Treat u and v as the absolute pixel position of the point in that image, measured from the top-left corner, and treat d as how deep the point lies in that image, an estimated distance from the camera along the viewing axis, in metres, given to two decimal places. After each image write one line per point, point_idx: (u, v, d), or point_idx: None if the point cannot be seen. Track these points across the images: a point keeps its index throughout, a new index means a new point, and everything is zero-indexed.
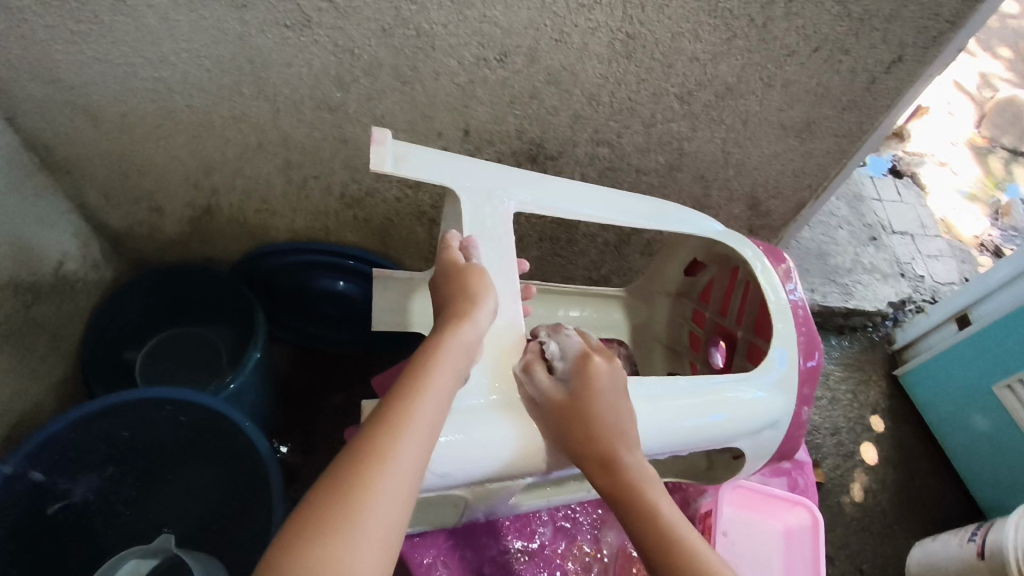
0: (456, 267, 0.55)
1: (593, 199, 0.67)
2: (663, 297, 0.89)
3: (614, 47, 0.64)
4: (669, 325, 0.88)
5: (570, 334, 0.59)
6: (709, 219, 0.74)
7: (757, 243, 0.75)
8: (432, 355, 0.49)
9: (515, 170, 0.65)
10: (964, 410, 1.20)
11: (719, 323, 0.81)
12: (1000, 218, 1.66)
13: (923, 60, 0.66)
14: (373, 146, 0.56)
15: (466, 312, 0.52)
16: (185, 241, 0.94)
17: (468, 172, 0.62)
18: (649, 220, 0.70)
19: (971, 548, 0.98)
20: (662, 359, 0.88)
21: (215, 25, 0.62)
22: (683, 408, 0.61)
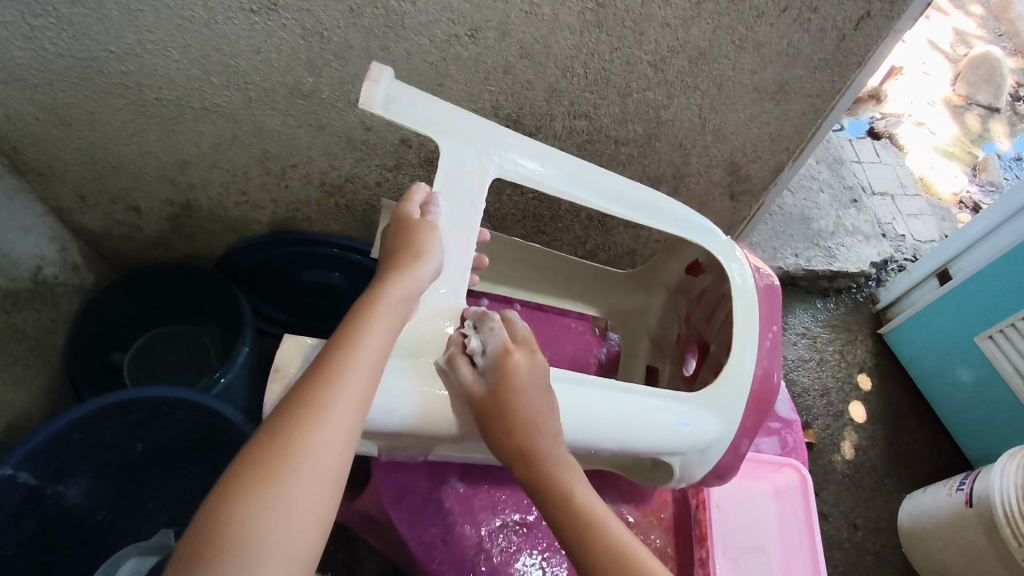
0: (411, 221, 0.55)
1: (572, 177, 0.66)
2: (661, 289, 0.83)
3: (584, 16, 0.63)
4: (660, 318, 0.82)
5: (494, 325, 0.54)
6: (698, 217, 0.71)
7: (745, 252, 0.71)
8: (370, 311, 0.48)
9: (503, 129, 0.64)
10: (948, 363, 1.22)
11: (700, 332, 0.75)
12: (977, 174, 1.68)
13: (890, 15, 0.66)
14: (367, 82, 0.56)
15: (409, 269, 0.52)
16: (164, 239, 0.93)
17: (453, 125, 0.60)
18: (633, 212, 0.68)
19: (959, 497, 1.00)
20: (645, 351, 0.83)
21: (179, 13, 0.61)
22: (611, 404, 0.58)
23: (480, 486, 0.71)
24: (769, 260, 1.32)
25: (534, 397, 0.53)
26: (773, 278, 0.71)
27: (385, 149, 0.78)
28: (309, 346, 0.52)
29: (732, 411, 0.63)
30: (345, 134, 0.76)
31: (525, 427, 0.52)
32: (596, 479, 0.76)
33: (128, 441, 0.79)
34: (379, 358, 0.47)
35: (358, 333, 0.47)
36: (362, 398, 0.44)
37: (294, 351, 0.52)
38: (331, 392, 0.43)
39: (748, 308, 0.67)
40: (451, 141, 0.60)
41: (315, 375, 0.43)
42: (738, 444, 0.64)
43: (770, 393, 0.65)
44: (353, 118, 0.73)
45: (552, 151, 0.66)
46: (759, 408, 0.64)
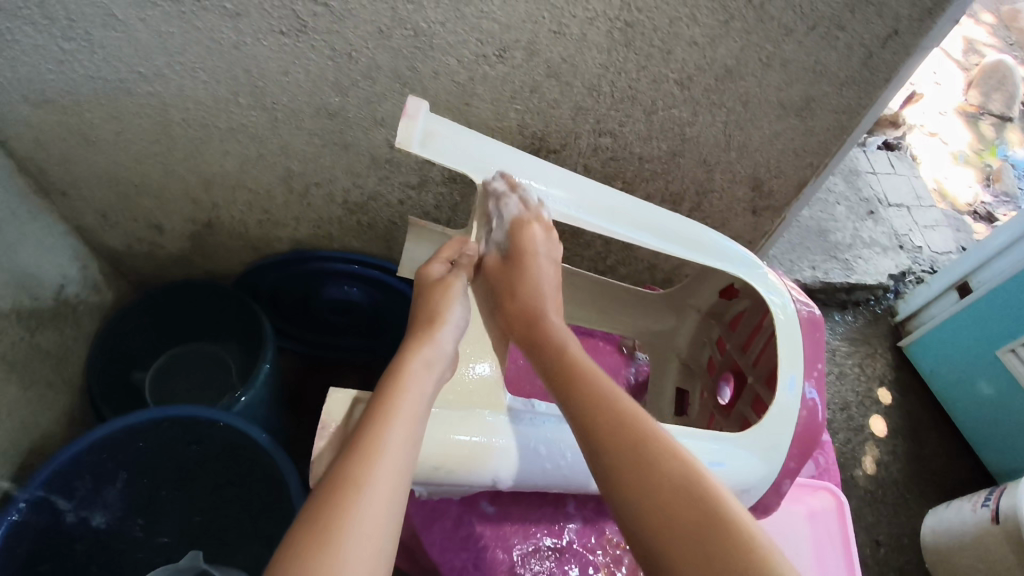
0: (431, 284, 0.61)
1: (610, 212, 0.66)
2: (692, 312, 0.83)
3: (613, 36, 0.63)
4: (691, 343, 0.83)
5: (509, 201, 0.61)
6: (732, 244, 0.71)
7: (779, 279, 0.71)
8: (399, 382, 0.52)
9: (540, 164, 0.65)
10: (969, 377, 1.20)
11: (735, 359, 0.75)
12: (992, 184, 1.67)
13: (919, 33, 0.65)
14: (404, 120, 0.57)
15: (430, 333, 0.57)
16: (187, 256, 0.93)
17: (492, 161, 0.61)
18: (670, 245, 0.68)
19: (985, 514, 0.99)
20: (674, 373, 0.83)
21: (208, 36, 0.61)
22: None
23: (511, 511, 0.70)
24: (786, 273, 1.31)
25: (545, 276, 0.62)
26: (813, 307, 0.71)
27: (409, 167, 0.78)
28: (354, 400, 0.55)
29: (775, 451, 0.63)
30: (369, 153, 0.76)
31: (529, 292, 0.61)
32: None
33: (152, 461, 0.79)
34: (414, 422, 0.50)
35: (394, 398, 0.51)
36: (403, 462, 0.47)
37: (340, 407, 0.54)
38: (375, 458, 0.46)
39: (791, 343, 0.67)
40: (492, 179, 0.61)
41: (353, 453, 0.46)
42: (780, 484, 0.63)
43: (815, 432, 0.64)
44: (378, 137, 0.73)
45: (588, 186, 0.66)
46: (806, 447, 0.64)
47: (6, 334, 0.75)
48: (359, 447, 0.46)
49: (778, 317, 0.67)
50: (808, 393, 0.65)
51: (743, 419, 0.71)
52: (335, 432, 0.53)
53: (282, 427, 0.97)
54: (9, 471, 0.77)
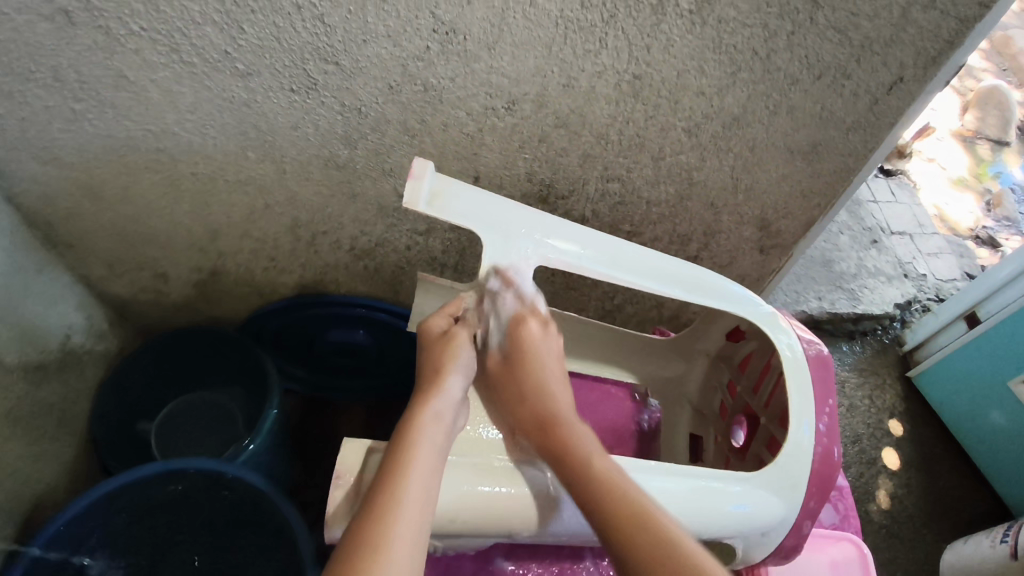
0: (433, 340, 0.61)
1: (618, 258, 0.65)
2: (702, 356, 0.82)
3: (621, 88, 0.64)
4: (703, 387, 0.81)
5: (507, 300, 0.63)
6: (741, 289, 0.70)
7: (787, 321, 0.70)
8: (415, 441, 0.51)
9: (549, 219, 0.64)
10: (980, 406, 1.19)
11: (747, 402, 0.73)
12: (993, 208, 1.67)
13: (923, 79, 0.65)
14: (411, 180, 0.55)
15: (438, 387, 0.57)
16: (191, 304, 0.92)
17: (497, 220, 0.60)
18: (676, 291, 0.67)
19: (1004, 550, 0.97)
20: (686, 419, 0.82)
21: (220, 94, 0.61)
22: (663, 490, 0.57)
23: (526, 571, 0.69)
24: (793, 304, 1.31)
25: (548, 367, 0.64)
26: (821, 344, 0.70)
27: (416, 215, 0.78)
28: (368, 450, 0.53)
29: (794, 491, 0.62)
30: (377, 202, 0.76)
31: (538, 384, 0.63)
32: None
33: (154, 513, 0.77)
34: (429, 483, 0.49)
35: (412, 459, 0.50)
36: (419, 519, 0.47)
37: (355, 457, 0.53)
38: (393, 514, 0.46)
39: (800, 384, 0.65)
40: (494, 236, 0.60)
41: (368, 514, 0.46)
42: (800, 525, 0.62)
43: (831, 471, 0.63)
44: (386, 186, 0.73)
45: (595, 236, 0.65)
46: (822, 485, 0.63)
47: (11, 389, 0.74)
48: (374, 513, 0.46)
49: (786, 354, 0.67)
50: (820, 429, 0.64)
51: (759, 460, 0.70)
52: (352, 484, 0.52)
53: (291, 474, 0.95)
54: (10, 531, 0.75)
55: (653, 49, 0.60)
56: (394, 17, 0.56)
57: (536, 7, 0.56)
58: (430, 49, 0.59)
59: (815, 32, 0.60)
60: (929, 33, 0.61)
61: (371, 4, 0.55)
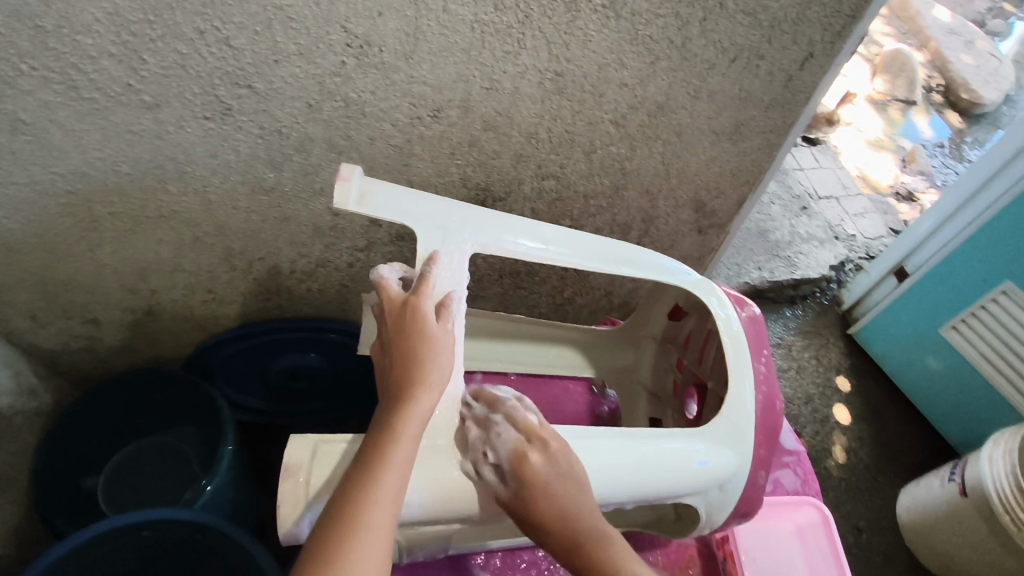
0: (406, 316, 0.50)
1: (560, 239, 0.62)
2: (649, 342, 0.81)
3: (544, 86, 0.64)
4: (654, 372, 0.80)
5: (499, 429, 0.49)
6: (680, 265, 0.68)
7: (722, 288, 0.69)
8: (385, 447, 0.44)
9: (488, 212, 0.60)
10: (918, 354, 1.26)
11: (695, 373, 0.73)
12: (909, 165, 1.76)
13: (831, 53, 0.68)
14: (339, 183, 0.52)
15: (422, 372, 0.48)
16: (128, 347, 0.86)
17: (431, 213, 0.56)
18: (619, 269, 0.64)
19: (953, 488, 1.02)
20: (644, 406, 0.79)
21: (129, 129, 0.58)
22: (623, 455, 0.54)
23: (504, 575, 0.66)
24: (735, 276, 1.35)
25: (563, 494, 0.48)
26: (754, 308, 0.69)
27: (354, 232, 0.77)
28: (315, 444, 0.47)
29: (742, 440, 0.60)
30: (312, 223, 0.74)
31: (557, 521, 0.48)
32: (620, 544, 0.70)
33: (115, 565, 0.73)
34: (400, 493, 0.43)
35: (380, 464, 0.43)
36: (388, 522, 0.41)
37: (302, 450, 0.47)
38: (358, 513, 0.40)
39: (738, 344, 0.65)
40: (429, 230, 0.56)
41: (330, 515, 0.40)
42: (755, 476, 0.61)
43: (775, 421, 0.63)
44: (318, 206, 0.72)
45: (540, 226, 0.61)
46: (769, 434, 0.62)
47: None
48: (332, 533, 0.39)
49: (716, 316, 0.66)
50: (762, 377, 0.64)
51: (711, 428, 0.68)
52: (302, 479, 0.46)
53: (252, 510, 0.90)
54: None
55: (571, 45, 0.61)
56: (304, 34, 0.54)
57: (449, 14, 0.55)
58: (346, 64, 0.57)
59: (725, 17, 0.61)
60: (832, 9, 0.63)
61: (279, 22, 0.53)
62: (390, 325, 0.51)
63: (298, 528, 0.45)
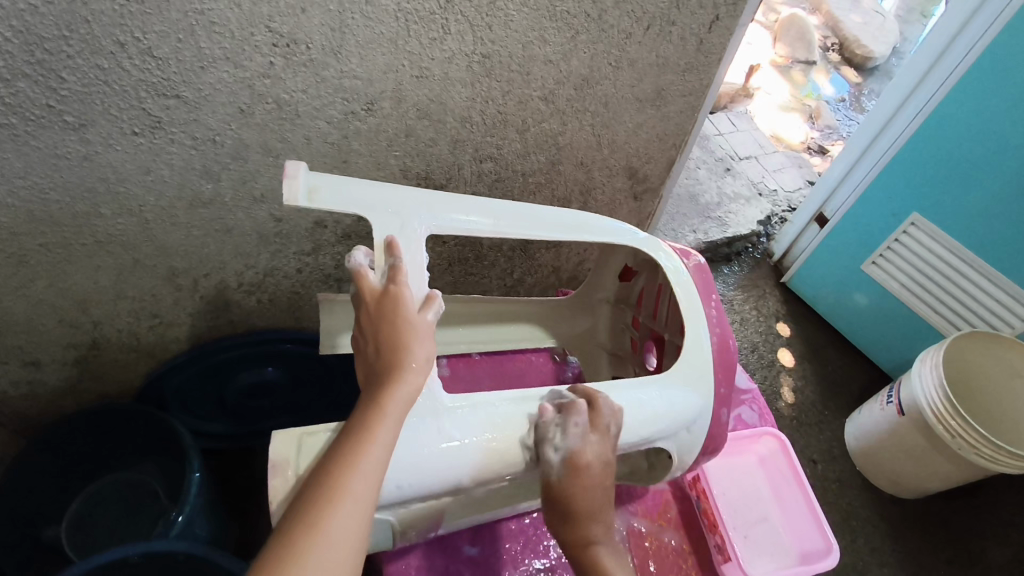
0: (384, 304, 0.51)
1: (508, 213, 0.64)
2: (604, 305, 0.84)
3: (473, 69, 0.66)
4: (612, 333, 0.82)
5: (575, 420, 0.53)
6: (625, 226, 0.71)
7: (667, 242, 0.72)
8: (371, 425, 0.45)
9: (437, 193, 0.61)
10: (846, 292, 1.35)
11: (651, 328, 0.76)
12: (816, 121, 1.88)
13: (735, 14, 0.72)
14: (286, 180, 0.52)
15: (407, 358, 0.49)
16: (75, 387, 0.82)
17: (382, 200, 0.57)
18: (567, 235, 0.66)
19: (891, 410, 1.10)
20: (606, 365, 0.81)
21: (55, 152, 0.56)
22: None
23: (495, 547, 0.67)
24: (673, 241, 1.41)
25: (599, 494, 0.52)
26: (699, 257, 0.73)
27: (300, 235, 0.77)
28: (299, 437, 0.48)
29: (702, 383, 0.63)
30: (255, 232, 0.73)
31: (585, 509, 0.52)
32: None
33: None
34: (382, 467, 0.44)
35: (364, 442, 0.44)
36: (369, 496, 0.42)
37: (288, 444, 0.47)
38: (341, 488, 0.41)
39: (689, 291, 0.68)
40: (385, 216, 0.56)
41: (312, 490, 0.41)
42: (718, 414, 0.64)
43: (731, 360, 0.66)
44: (261, 213, 0.71)
45: (488, 202, 0.63)
46: (727, 373, 0.66)
47: None
48: (313, 505, 0.40)
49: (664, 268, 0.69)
50: (714, 318, 0.67)
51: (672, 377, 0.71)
52: (291, 473, 0.46)
53: (229, 532, 0.87)
54: None
55: (494, 27, 0.63)
56: (228, 37, 0.54)
57: (372, 5, 0.56)
58: (275, 64, 0.57)
59: None
60: None
61: (202, 27, 0.53)
62: (370, 315, 0.51)
63: None
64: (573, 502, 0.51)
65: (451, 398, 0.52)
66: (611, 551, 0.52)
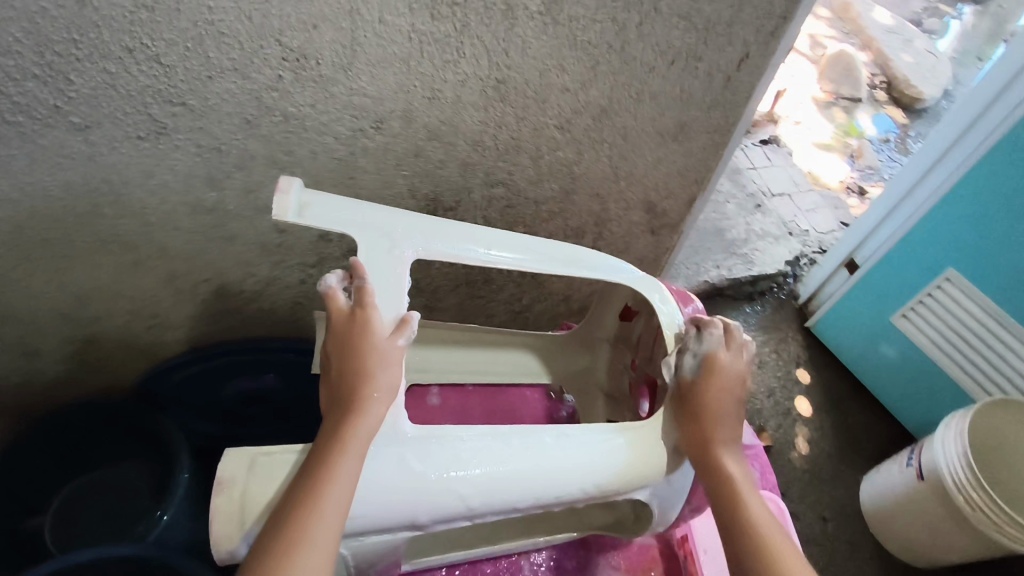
0: (352, 325, 0.49)
1: (506, 244, 0.61)
2: (603, 343, 0.80)
3: (487, 94, 0.64)
4: (610, 373, 0.78)
5: (715, 334, 0.59)
6: (624, 263, 0.68)
7: (666, 283, 0.69)
8: (333, 459, 0.43)
9: (434, 219, 0.59)
10: (872, 342, 1.29)
11: (647, 371, 0.73)
12: (857, 160, 1.82)
13: (766, 53, 0.69)
14: (277, 195, 0.50)
15: (371, 385, 0.48)
16: (73, 380, 0.82)
17: (373, 221, 0.55)
18: (562, 269, 0.64)
19: (911, 473, 1.04)
20: (601, 408, 0.77)
21: (58, 152, 0.56)
22: (566, 452, 0.53)
23: None
24: (694, 275, 1.37)
25: (727, 403, 0.57)
26: (696, 304, 0.71)
27: (303, 247, 0.76)
28: (252, 459, 0.45)
29: None
30: (258, 241, 0.73)
31: (713, 416, 0.56)
32: (583, 550, 0.70)
33: None
34: (346, 504, 0.43)
35: (323, 479, 0.42)
36: (331, 538, 0.41)
37: (239, 462, 0.44)
38: (301, 532, 0.40)
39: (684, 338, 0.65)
40: (374, 237, 0.54)
41: (273, 534, 0.40)
42: None
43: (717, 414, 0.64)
44: (264, 223, 0.70)
45: (488, 231, 0.61)
46: None
47: None
48: (272, 554, 0.39)
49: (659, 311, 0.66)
50: None
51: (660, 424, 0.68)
52: (237, 491, 0.43)
53: None
54: None
55: (510, 53, 0.61)
56: (236, 49, 0.53)
57: (385, 25, 0.55)
58: (283, 78, 0.56)
59: (661, 21, 0.62)
60: (764, 11, 0.64)
61: (210, 37, 0.52)
62: (335, 338, 0.50)
63: (235, 548, 0.43)
64: (701, 402, 0.56)
65: (416, 427, 0.49)
66: (734, 462, 0.55)
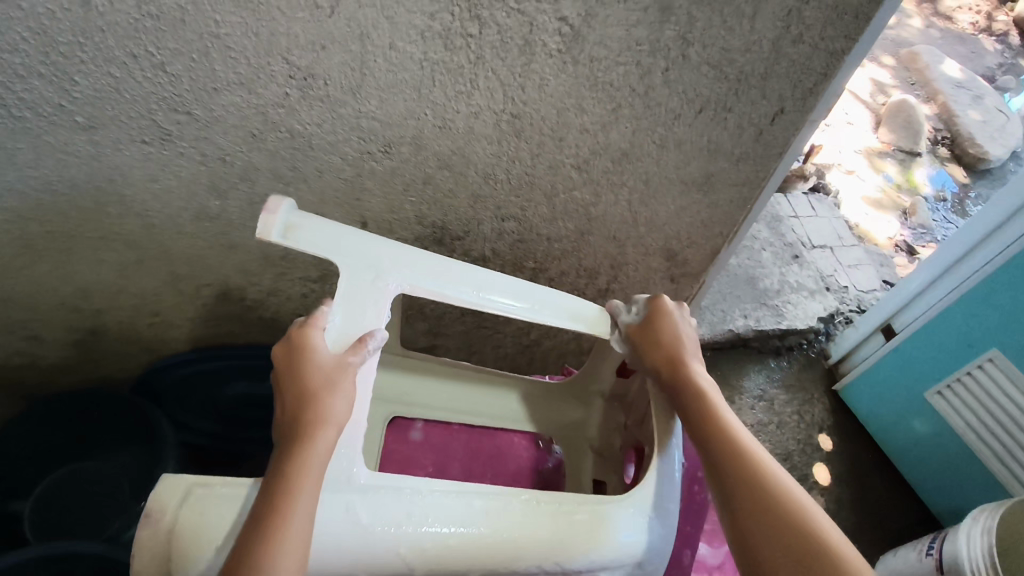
0: (302, 357, 0.48)
1: (499, 288, 0.59)
2: (598, 398, 0.76)
3: (501, 127, 0.62)
4: (601, 430, 0.75)
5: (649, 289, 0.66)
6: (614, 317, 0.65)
7: None
8: (287, 496, 0.41)
9: (426, 253, 0.57)
10: (904, 417, 1.21)
11: (637, 434, 0.70)
12: (909, 218, 1.73)
13: (804, 109, 0.65)
14: (264, 214, 0.49)
15: (318, 417, 0.46)
16: (72, 367, 0.82)
17: (360, 250, 0.53)
18: (551, 318, 0.61)
19: (929, 563, 0.96)
20: (590, 465, 0.73)
21: (63, 149, 0.56)
22: (523, 520, 0.49)
23: None
24: (718, 323, 1.32)
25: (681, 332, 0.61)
26: None
27: (306, 263, 0.75)
28: (188, 489, 0.43)
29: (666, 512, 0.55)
30: (260, 252, 0.72)
31: (669, 343, 0.60)
32: None
33: None
34: (305, 546, 0.41)
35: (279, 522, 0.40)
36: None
37: (172, 493, 0.43)
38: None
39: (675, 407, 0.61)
40: (358, 266, 0.53)
41: None
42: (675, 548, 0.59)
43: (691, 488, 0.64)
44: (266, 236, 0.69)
45: (481, 272, 0.59)
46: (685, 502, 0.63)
47: None
48: None
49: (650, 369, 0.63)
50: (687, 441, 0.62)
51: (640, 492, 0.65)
52: (164, 525, 0.42)
53: None
54: None
55: (527, 89, 0.58)
56: (243, 64, 0.52)
57: (397, 51, 0.53)
58: (290, 95, 0.55)
59: (689, 68, 0.59)
60: (802, 66, 0.60)
61: (216, 50, 0.51)
62: (285, 374, 0.48)
63: None
64: (654, 332, 0.61)
65: (372, 475, 0.47)
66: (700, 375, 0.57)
